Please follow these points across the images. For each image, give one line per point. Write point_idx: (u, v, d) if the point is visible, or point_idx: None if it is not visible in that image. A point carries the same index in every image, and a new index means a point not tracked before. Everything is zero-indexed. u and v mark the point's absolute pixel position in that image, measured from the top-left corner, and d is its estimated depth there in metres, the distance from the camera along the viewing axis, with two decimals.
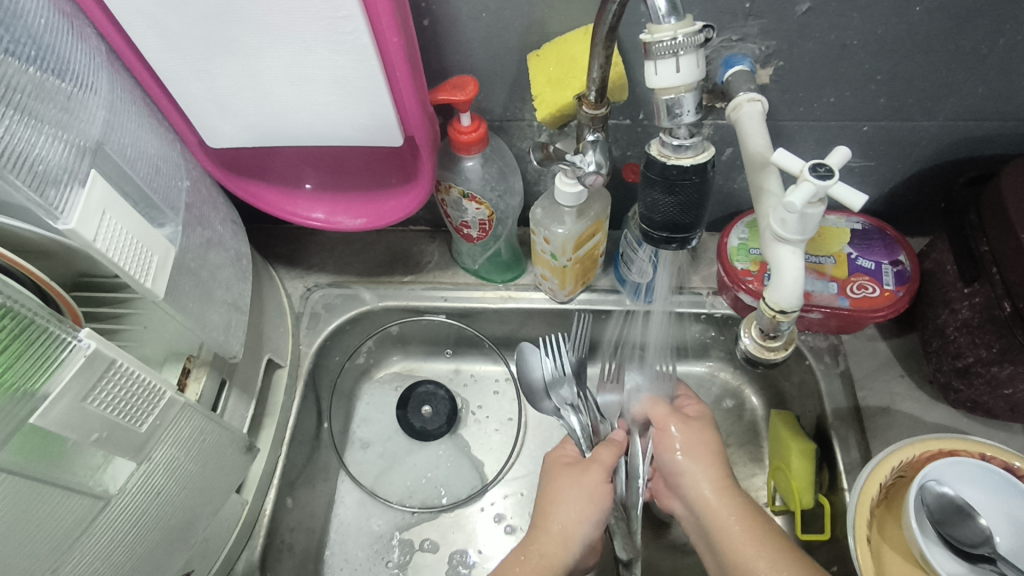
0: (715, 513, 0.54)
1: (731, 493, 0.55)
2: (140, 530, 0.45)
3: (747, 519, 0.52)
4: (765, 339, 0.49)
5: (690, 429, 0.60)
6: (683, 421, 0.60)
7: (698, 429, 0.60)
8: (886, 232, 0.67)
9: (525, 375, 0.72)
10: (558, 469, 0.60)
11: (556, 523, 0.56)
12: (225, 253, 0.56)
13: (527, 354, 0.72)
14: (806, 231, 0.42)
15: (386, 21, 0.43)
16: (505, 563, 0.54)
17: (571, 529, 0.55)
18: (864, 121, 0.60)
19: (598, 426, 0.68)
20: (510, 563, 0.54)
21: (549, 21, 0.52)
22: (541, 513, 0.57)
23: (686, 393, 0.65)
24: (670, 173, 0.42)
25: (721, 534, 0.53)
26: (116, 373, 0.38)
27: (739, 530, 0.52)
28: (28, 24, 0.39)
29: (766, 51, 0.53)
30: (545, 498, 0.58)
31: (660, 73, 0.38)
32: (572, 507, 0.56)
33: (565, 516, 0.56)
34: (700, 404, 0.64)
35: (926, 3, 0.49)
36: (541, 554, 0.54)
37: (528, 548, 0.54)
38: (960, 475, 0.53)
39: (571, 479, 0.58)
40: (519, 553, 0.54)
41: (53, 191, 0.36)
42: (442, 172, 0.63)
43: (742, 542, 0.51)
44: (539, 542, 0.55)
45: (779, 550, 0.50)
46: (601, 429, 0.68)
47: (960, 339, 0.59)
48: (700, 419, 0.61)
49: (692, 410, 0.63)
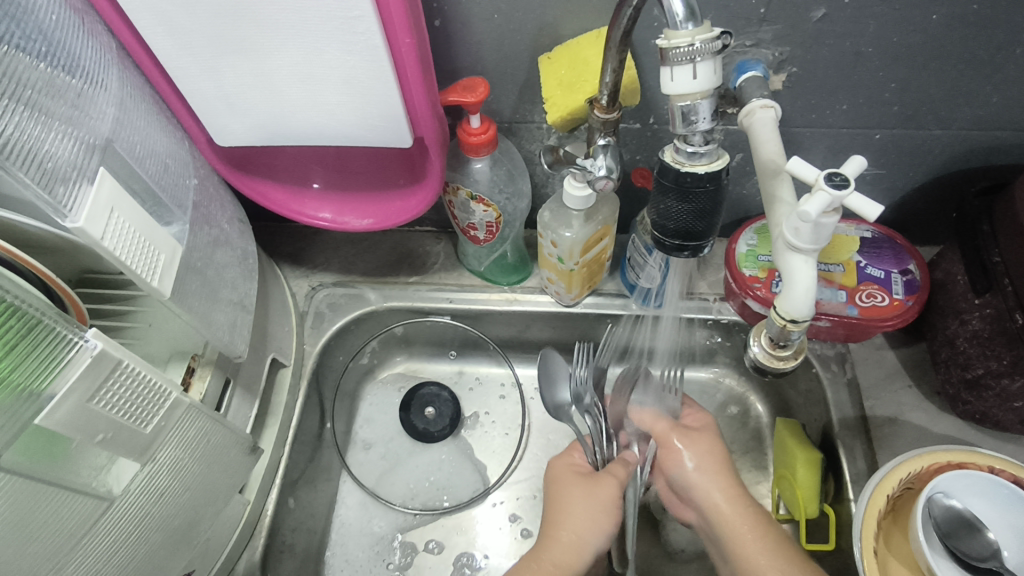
0: (728, 521, 0.54)
1: (743, 502, 0.54)
2: (142, 532, 0.45)
3: (761, 527, 0.52)
4: (775, 348, 0.49)
5: (699, 440, 0.60)
6: (690, 435, 0.60)
7: (706, 441, 0.60)
8: (895, 241, 0.67)
9: (548, 386, 0.71)
10: (566, 477, 0.60)
11: (566, 532, 0.55)
12: (232, 253, 0.56)
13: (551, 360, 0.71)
14: (819, 240, 0.41)
15: (399, 22, 0.43)
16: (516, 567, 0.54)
17: (581, 538, 0.55)
18: (876, 129, 0.59)
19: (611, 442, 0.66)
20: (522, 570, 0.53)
21: (561, 24, 0.51)
22: (550, 521, 0.57)
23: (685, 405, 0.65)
24: (684, 181, 0.42)
25: (734, 545, 0.52)
26: (122, 373, 0.38)
27: (754, 540, 0.51)
28: (39, 20, 0.39)
29: (780, 57, 0.53)
30: (554, 506, 0.58)
31: (676, 79, 0.38)
32: (583, 516, 0.56)
33: (575, 524, 0.55)
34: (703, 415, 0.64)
35: (942, 12, 0.49)
36: (553, 564, 0.53)
37: (539, 556, 0.54)
38: (968, 488, 0.53)
39: (582, 489, 0.58)
40: (530, 561, 0.53)
41: (62, 188, 0.35)
42: (451, 173, 0.62)
43: (756, 551, 0.51)
44: (551, 551, 0.54)
45: (791, 559, 0.50)
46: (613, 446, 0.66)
47: (970, 350, 0.59)
48: (706, 429, 0.61)
49: (694, 421, 0.63)
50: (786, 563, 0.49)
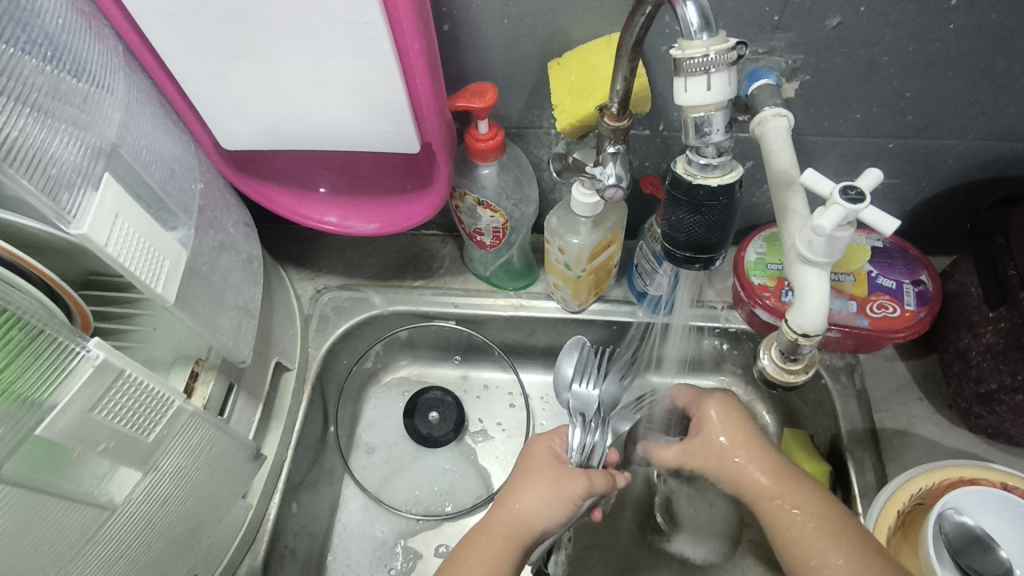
0: (775, 503, 0.51)
1: (792, 486, 0.51)
2: (145, 539, 0.44)
3: (813, 502, 0.50)
4: (785, 362, 0.48)
5: (724, 427, 0.57)
6: (709, 432, 0.58)
7: (733, 425, 0.57)
8: (908, 251, 0.66)
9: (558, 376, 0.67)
10: (538, 460, 0.58)
11: (523, 507, 0.53)
12: (237, 257, 0.55)
13: (581, 351, 0.68)
14: (833, 254, 0.40)
15: (407, 27, 0.42)
16: (466, 544, 0.52)
17: (534, 515, 0.53)
18: (889, 138, 0.58)
19: (592, 454, 0.62)
20: (473, 543, 0.51)
21: (571, 29, 0.51)
22: (509, 492, 0.55)
23: (693, 393, 0.63)
24: (697, 193, 0.41)
25: (787, 549, 0.48)
26: (124, 383, 0.37)
27: (800, 516, 0.49)
28: (45, 23, 0.38)
29: (792, 65, 0.52)
30: (518, 480, 0.56)
31: (691, 90, 0.37)
32: (541, 494, 0.54)
33: (531, 501, 0.54)
34: (725, 396, 0.60)
35: (959, 21, 0.48)
36: (504, 537, 0.51)
37: (490, 529, 0.52)
38: (981, 505, 0.52)
39: (551, 474, 0.56)
40: (482, 533, 0.52)
41: (66, 195, 0.35)
42: (458, 178, 0.62)
43: (800, 525, 0.48)
44: (502, 521, 0.53)
45: (838, 529, 0.47)
46: (593, 457, 0.63)
47: (983, 364, 0.58)
48: (722, 416, 0.58)
49: (714, 410, 0.59)
50: (837, 536, 0.47)
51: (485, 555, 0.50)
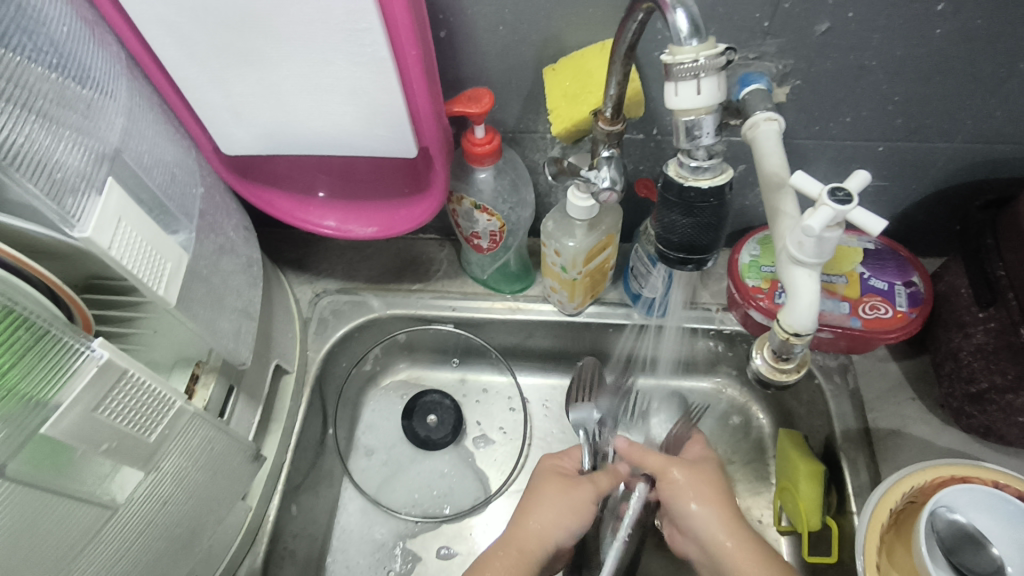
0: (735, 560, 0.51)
1: (739, 529, 0.52)
2: (146, 539, 0.45)
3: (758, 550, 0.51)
4: (778, 361, 0.49)
5: (690, 477, 0.56)
6: (673, 480, 0.56)
7: (700, 475, 0.56)
8: (899, 253, 0.67)
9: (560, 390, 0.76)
10: (547, 475, 0.59)
11: (535, 524, 0.54)
12: (237, 260, 0.56)
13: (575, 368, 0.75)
14: (823, 255, 0.41)
15: (405, 34, 0.43)
16: (481, 558, 0.52)
17: (549, 530, 0.54)
18: (879, 141, 0.59)
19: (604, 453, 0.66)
20: (488, 557, 0.52)
21: (566, 36, 0.52)
22: (522, 510, 0.56)
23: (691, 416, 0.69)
24: (688, 195, 0.42)
25: None
26: (127, 383, 0.38)
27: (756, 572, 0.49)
28: (50, 31, 0.39)
29: (783, 70, 0.53)
30: (529, 497, 0.57)
31: (681, 94, 0.38)
32: (554, 507, 0.55)
33: (544, 516, 0.55)
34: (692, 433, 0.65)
35: (946, 26, 0.49)
36: (518, 551, 0.52)
37: (506, 545, 0.53)
38: (973, 503, 0.52)
39: (561, 486, 0.57)
40: (497, 549, 0.53)
41: (70, 199, 0.36)
42: (454, 182, 0.63)
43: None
44: (518, 539, 0.53)
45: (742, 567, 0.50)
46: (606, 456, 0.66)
47: (974, 364, 0.58)
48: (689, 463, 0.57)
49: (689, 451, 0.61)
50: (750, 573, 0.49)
51: (502, 569, 0.51)
